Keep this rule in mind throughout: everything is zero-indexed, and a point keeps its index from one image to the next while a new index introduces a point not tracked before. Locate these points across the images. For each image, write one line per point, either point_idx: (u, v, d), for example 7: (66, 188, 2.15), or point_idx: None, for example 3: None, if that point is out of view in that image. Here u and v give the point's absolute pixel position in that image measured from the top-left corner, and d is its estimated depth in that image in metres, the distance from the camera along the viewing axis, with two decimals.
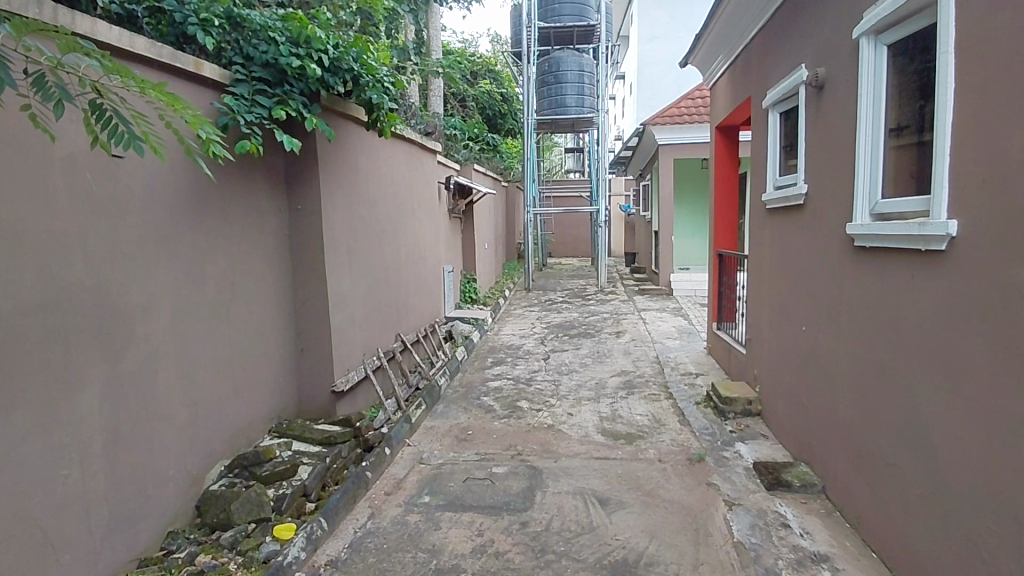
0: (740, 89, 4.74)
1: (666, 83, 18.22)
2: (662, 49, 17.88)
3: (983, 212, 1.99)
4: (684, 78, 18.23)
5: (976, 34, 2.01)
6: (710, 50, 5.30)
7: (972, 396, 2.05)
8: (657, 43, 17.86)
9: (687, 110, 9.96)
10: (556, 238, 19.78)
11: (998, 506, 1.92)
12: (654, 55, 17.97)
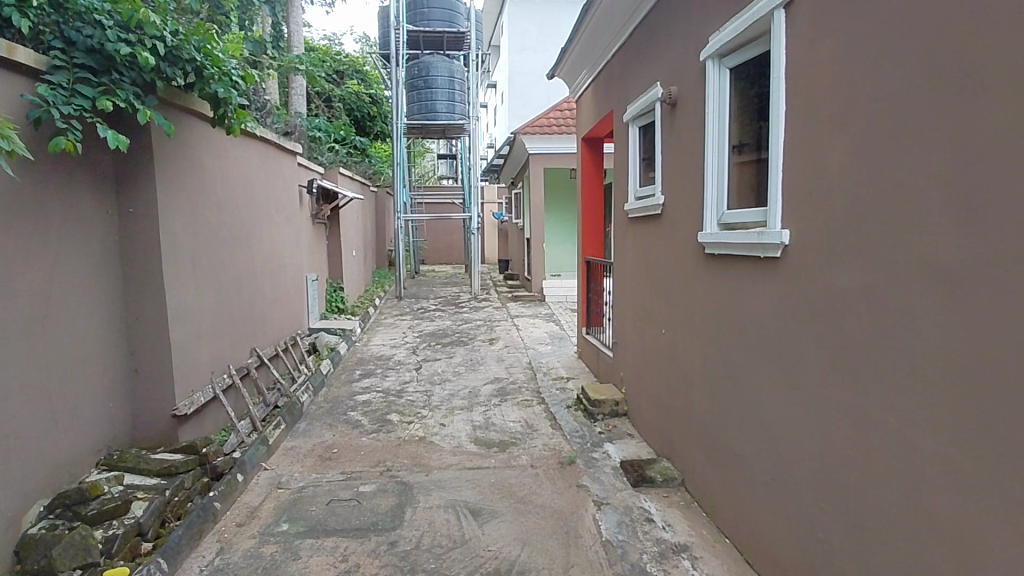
0: (603, 102, 4.97)
1: (536, 94, 18.84)
2: (531, 61, 18.46)
3: (810, 223, 2.22)
4: (553, 89, 18.96)
5: (802, 62, 2.24)
6: (573, 64, 5.51)
7: (806, 389, 2.27)
8: (526, 55, 18.39)
9: (554, 121, 10.44)
10: (428, 245, 19.68)
11: (832, 490, 2.13)
12: (524, 66, 18.49)
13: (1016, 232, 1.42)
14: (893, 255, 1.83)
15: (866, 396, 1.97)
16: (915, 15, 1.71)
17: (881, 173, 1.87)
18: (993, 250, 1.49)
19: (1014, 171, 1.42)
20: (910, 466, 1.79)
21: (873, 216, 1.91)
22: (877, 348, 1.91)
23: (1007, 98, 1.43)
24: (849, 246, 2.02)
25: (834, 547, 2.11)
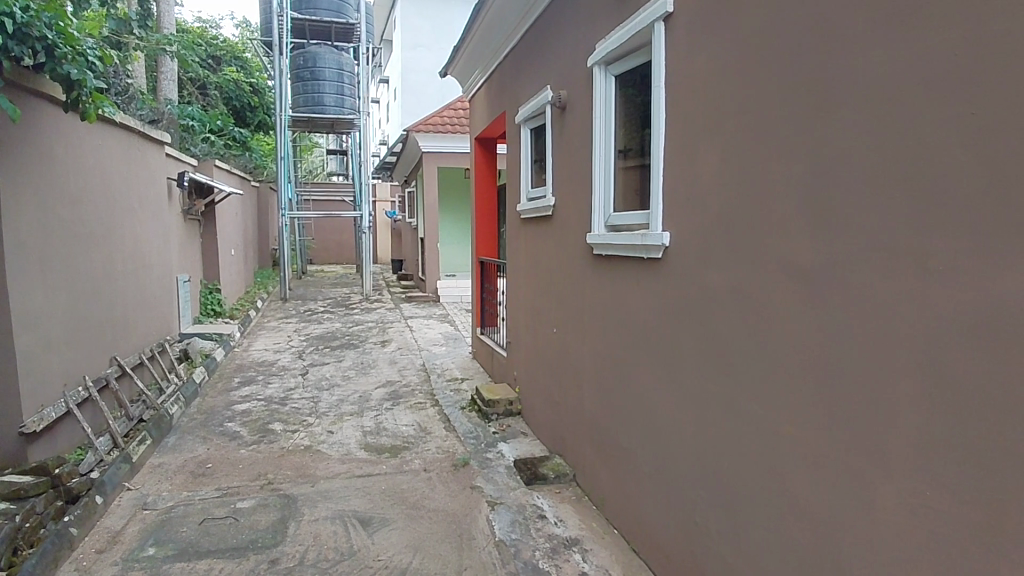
0: (495, 103, 5.00)
1: (430, 92, 18.69)
2: (425, 58, 18.28)
3: (688, 226, 2.35)
4: (447, 88, 18.90)
5: (680, 75, 2.37)
6: (466, 63, 5.50)
7: (685, 383, 2.40)
8: (419, 52, 18.18)
9: (448, 120, 10.36)
10: (316, 244, 18.92)
11: (709, 478, 2.27)
12: (418, 62, 18.27)
13: (869, 235, 1.57)
14: (762, 256, 1.97)
15: (738, 389, 2.11)
16: (783, 34, 1.84)
17: (751, 181, 2.01)
18: (850, 251, 1.63)
19: (868, 181, 1.57)
20: (778, 451, 1.93)
21: (743, 221, 2.05)
22: (747, 343, 2.05)
23: (862, 114, 1.58)
24: (721, 248, 2.16)
25: (711, 531, 2.25)
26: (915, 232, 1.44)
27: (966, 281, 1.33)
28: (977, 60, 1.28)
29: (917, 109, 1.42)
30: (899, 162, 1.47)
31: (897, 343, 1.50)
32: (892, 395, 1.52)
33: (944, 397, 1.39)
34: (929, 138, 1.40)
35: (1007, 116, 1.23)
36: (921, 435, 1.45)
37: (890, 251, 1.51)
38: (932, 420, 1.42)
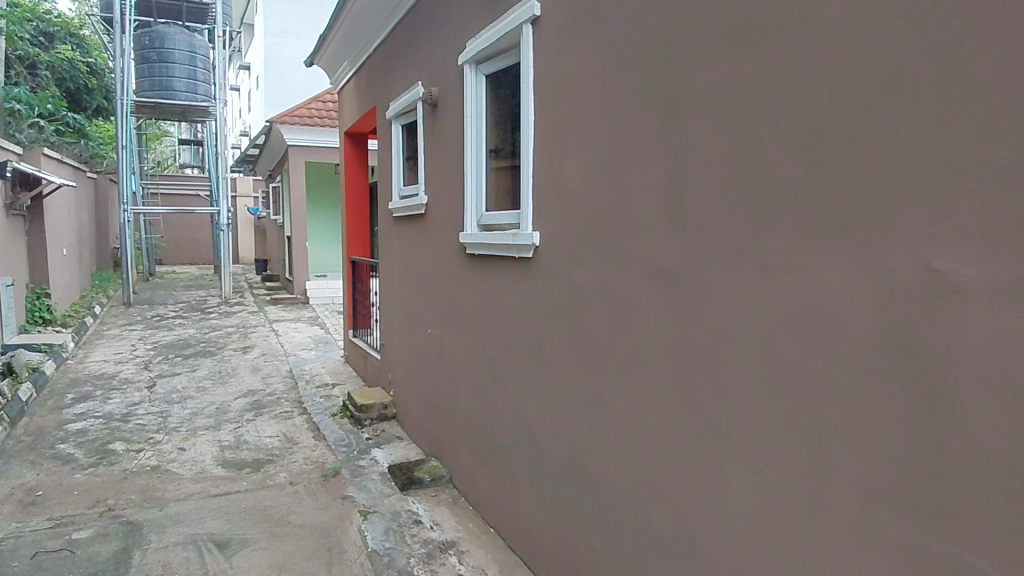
0: (365, 97, 4.83)
1: (296, 81, 17.80)
2: (289, 46, 17.38)
3: (557, 226, 2.40)
4: (315, 79, 18.11)
5: (548, 77, 2.42)
6: (334, 54, 5.27)
7: (557, 379, 2.46)
8: (284, 38, 17.24)
9: (317, 112, 9.77)
10: (167, 242, 17.33)
11: (581, 470, 2.34)
12: (282, 50, 17.34)
13: (723, 236, 1.71)
14: (626, 256, 2.06)
15: (607, 383, 2.19)
16: (644, 45, 1.95)
17: (617, 182, 2.09)
18: (706, 251, 1.76)
19: (722, 186, 1.71)
20: (644, 440, 2.04)
21: (609, 222, 2.13)
22: (615, 339, 2.13)
23: (716, 125, 1.71)
24: (589, 247, 2.23)
25: (583, 522, 2.33)
26: (762, 234, 1.60)
27: (805, 276, 1.49)
28: (811, 80, 1.45)
29: (763, 122, 1.57)
30: (749, 169, 1.62)
31: (747, 335, 1.65)
32: (745, 382, 1.67)
33: (787, 383, 1.55)
34: (773, 148, 1.55)
35: (834, 131, 1.40)
36: (767, 417, 1.61)
37: (741, 251, 1.65)
38: (778, 402, 1.58)
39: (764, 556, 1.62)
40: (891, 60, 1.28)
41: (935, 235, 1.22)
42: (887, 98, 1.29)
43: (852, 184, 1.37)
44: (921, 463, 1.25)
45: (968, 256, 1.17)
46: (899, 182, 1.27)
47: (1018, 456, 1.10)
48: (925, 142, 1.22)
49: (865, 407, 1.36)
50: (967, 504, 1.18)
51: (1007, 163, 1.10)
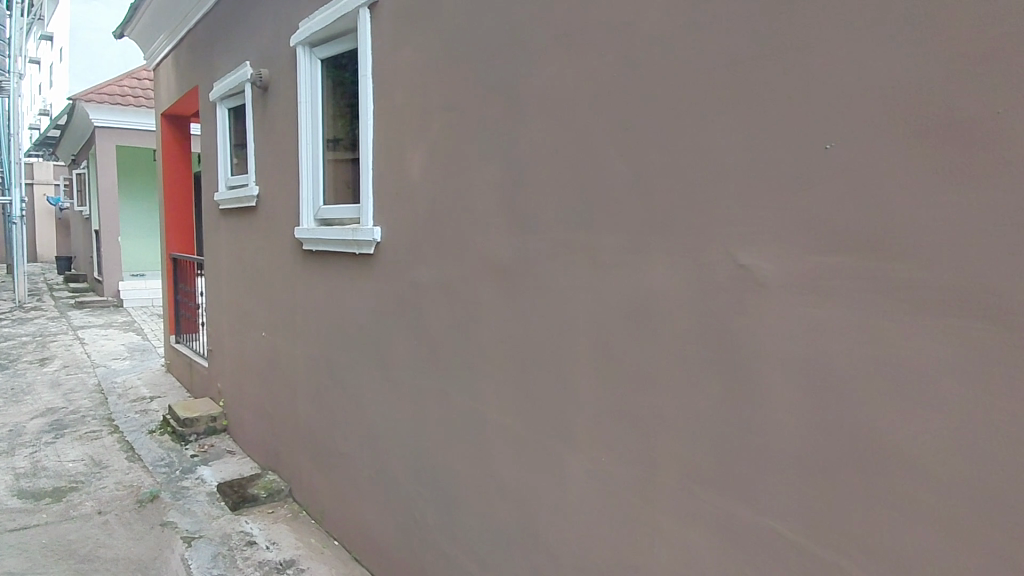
0: (184, 76, 4.39)
1: (108, 56, 15.87)
2: (98, 15, 15.44)
3: (399, 221, 2.34)
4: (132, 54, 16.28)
5: (387, 67, 2.34)
6: (147, 24, 4.72)
7: (398, 381, 2.41)
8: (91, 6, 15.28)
9: (131, 90, 8.89)
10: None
11: (428, 474, 2.31)
12: (90, 19, 15.35)
13: (568, 236, 1.85)
14: (470, 254, 2.11)
15: (454, 382, 2.19)
16: (488, 49, 2.01)
17: (464, 180, 2.10)
18: (551, 250, 1.89)
19: (567, 188, 1.84)
20: (489, 435, 2.09)
21: (456, 219, 2.13)
22: (462, 338, 2.14)
23: (561, 131, 1.84)
24: (434, 244, 2.20)
25: (429, 525, 2.30)
26: (603, 234, 1.76)
27: (642, 273, 1.67)
28: (647, 96, 1.63)
29: (605, 131, 1.73)
30: (592, 173, 1.77)
31: (591, 327, 1.81)
32: (590, 371, 1.81)
33: (627, 369, 1.72)
34: (614, 156, 1.71)
35: (666, 143, 1.59)
36: (611, 401, 1.77)
37: (585, 250, 1.81)
38: (620, 387, 1.74)
39: (609, 531, 1.77)
40: (711, 83, 1.49)
41: (749, 239, 1.45)
42: (708, 117, 1.50)
43: (682, 190, 1.57)
44: (738, 430, 1.49)
45: (771, 255, 1.41)
46: (719, 189, 1.49)
47: (811, 424, 1.36)
48: (738, 157, 1.45)
49: (694, 387, 1.57)
50: (773, 461, 1.42)
51: (797, 178, 1.35)
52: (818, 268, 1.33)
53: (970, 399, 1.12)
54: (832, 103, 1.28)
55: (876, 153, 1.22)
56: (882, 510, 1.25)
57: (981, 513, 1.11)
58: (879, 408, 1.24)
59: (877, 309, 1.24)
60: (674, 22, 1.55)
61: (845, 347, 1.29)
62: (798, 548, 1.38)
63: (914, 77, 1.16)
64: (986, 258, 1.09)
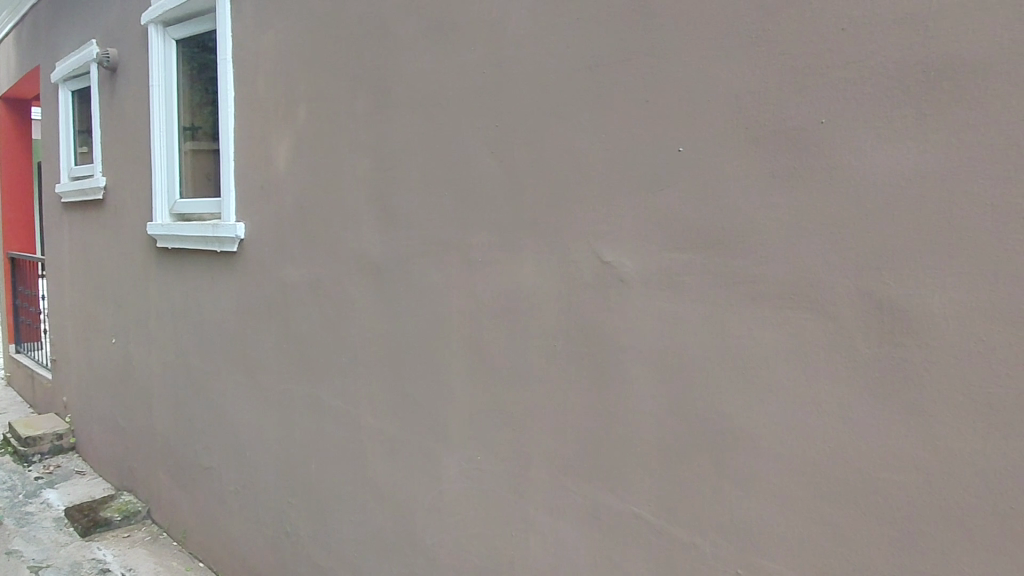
0: (28, 57, 4.22)
1: None
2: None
3: (260, 215, 2.39)
4: None
5: (245, 56, 2.43)
6: None
7: (262, 384, 2.46)
8: None
9: None
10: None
11: (294, 480, 2.38)
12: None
13: (434, 232, 1.89)
14: (340, 251, 2.12)
15: (317, 383, 2.25)
16: (357, 45, 2.03)
17: (323, 174, 2.16)
18: (417, 246, 1.93)
19: (432, 185, 1.89)
20: (367, 431, 2.11)
21: (313, 212, 2.19)
22: (324, 336, 2.20)
23: (428, 126, 1.89)
24: (295, 239, 2.26)
25: (314, 525, 2.32)
26: (469, 229, 1.82)
27: (508, 267, 1.76)
28: (512, 96, 1.73)
29: (471, 128, 1.81)
30: (457, 170, 1.84)
31: (459, 320, 1.86)
32: (459, 363, 1.87)
33: (495, 359, 1.81)
34: (480, 152, 1.79)
35: (532, 142, 1.70)
36: (482, 391, 1.84)
37: (450, 245, 1.86)
38: (489, 378, 1.82)
39: (486, 516, 1.86)
40: (575, 87, 1.63)
41: (608, 237, 1.61)
42: (572, 118, 1.64)
43: (547, 187, 1.69)
44: (605, 411, 1.64)
45: (632, 251, 1.58)
46: (584, 188, 1.64)
47: (666, 412, 1.55)
48: (581, 156, 1.63)
49: (562, 373, 1.70)
50: (639, 437, 1.59)
51: (655, 180, 1.53)
52: (675, 263, 1.52)
53: (799, 369, 1.37)
54: (682, 114, 1.49)
55: (722, 160, 1.44)
56: (731, 471, 1.47)
57: (807, 463, 1.37)
58: (727, 382, 1.46)
59: (727, 305, 1.45)
60: (539, 28, 1.68)
61: (698, 332, 1.50)
62: (661, 513, 1.57)
63: (747, 96, 1.40)
64: (806, 254, 1.35)
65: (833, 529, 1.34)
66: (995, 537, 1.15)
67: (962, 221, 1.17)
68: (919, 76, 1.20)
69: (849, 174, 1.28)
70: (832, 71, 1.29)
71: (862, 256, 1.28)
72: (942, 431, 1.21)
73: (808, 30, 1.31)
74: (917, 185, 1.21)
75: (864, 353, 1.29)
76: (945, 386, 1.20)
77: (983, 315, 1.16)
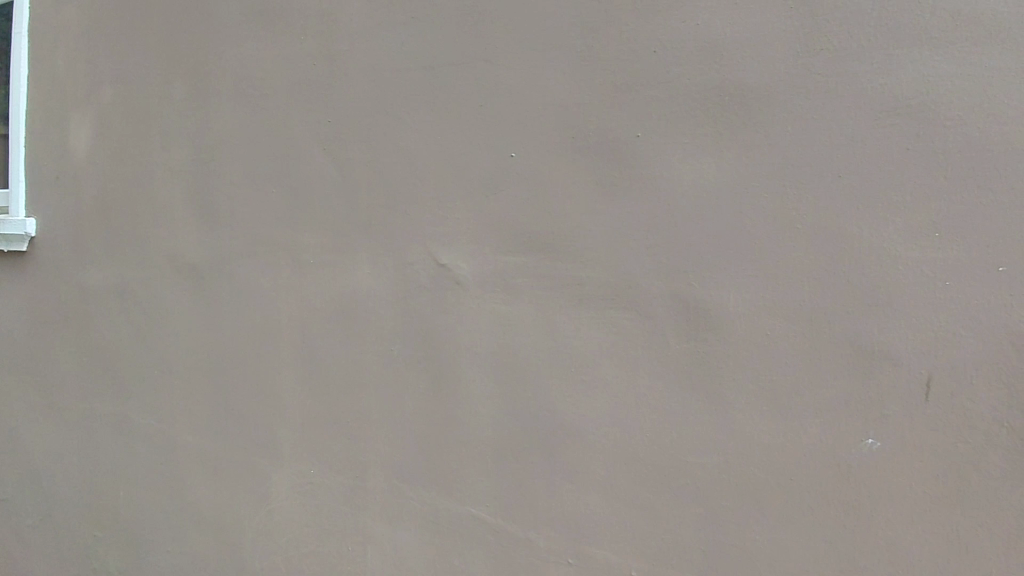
0: None
1: None
2: None
3: (57, 211, 2.12)
4: None
5: (42, 30, 2.16)
6: None
7: (60, 402, 2.17)
8: None
9: None
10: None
11: (100, 509, 2.13)
12: None
13: (262, 231, 1.79)
14: (153, 252, 1.94)
15: (127, 399, 2.03)
16: (179, 28, 1.89)
17: (134, 167, 1.97)
18: (243, 246, 1.81)
19: (261, 181, 1.79)
20: (188, 449, 1.93)
21: (122, 209, 1.99)
22: (136, 346, 1.99)
23: (257, 119, 1.79)
24: (101, 238, 2.03)
25: (125, 558, 2.09)
26: (300, 229, 1.74)
27: (342, 269, 1.71)
28: (347, 92, 1.69)
29: (304, 123, 1.74)
30: (288, 166, 1.75)
31: (291, 325, 1.77)
32: (291, 370, 1.78)
33: (329, 365, 1.73)
34: (313, 149, 1.73)
35: (367, 141, 1.67)
36: (315, 399, 1.76)
37: (280, 247, 1.77)
38: (323, 385, 1.74)
39: (321, 531, 1.78)
40: (409, 88, 1.63)
41: (441, 240, 1.62)
42: (406, 118, 1.64)
43: (382, 187, 1.66)
44: (441, 414, 1.63)
45: (466, 253, 1.59)
46: (418, 189, 1.63)
47: (500, 412, 1.58)
48: (412, 158, 1.63)
49: (398, 377, 1.67)
50: (474, 438, 1.61)
51: (488, 183, 1.57)
52: (507, 265, 1.56)
53: (620, 365, 1.48)
54: (513, 120, 1.54)
55: (549, 167, 1.51)
56: (560, 465, 1.54)
57: (627, 452, 1.48)
58: (557, 379, 1.53)
59: (554, 306, 1.52)
60: (375, 25, 1.66)
61: (530, 332, 1.55)
62: (495, 512, 1.60)
63: (570, 107, 1.50)
64: (624, 257, 1.46)
65: (648, 509, 1.47)
66: (776, 497, 1.39)
67: (750, 230, 1.38)
68: (715, 99, 1.39)
69: (660, 185, 1.43)
70: (644, 89, 1.44)
71: (671, 260, 1.43)
72: (733, 414, 1.40)
73: (625, 51, 1.45)
74: (716, 197, 1.40)
75: (672, 348, 1.44)
76: (739, 375, 1.39)
77: (767, 312, 1.37)
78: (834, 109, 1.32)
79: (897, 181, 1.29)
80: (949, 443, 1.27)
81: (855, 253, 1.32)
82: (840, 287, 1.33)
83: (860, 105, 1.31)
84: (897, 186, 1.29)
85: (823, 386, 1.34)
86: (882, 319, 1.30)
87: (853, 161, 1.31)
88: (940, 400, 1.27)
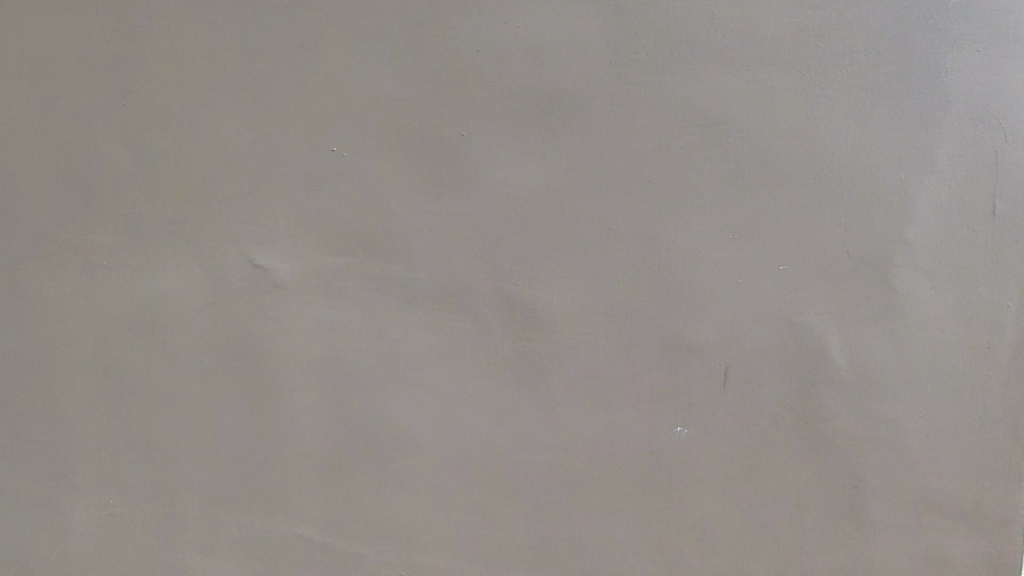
0: None
1: None
2: None
3: None
4: None
5: None
6: None
7: None
8: None
9: None
10: None
11: None
12: None
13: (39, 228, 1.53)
14: None
15: None
16: None
17: None
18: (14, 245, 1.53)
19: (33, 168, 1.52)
20: None
21: None
22: None
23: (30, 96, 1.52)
24: None
25: None
26: (88, 226, 1.51)
27: (140, 272, 1.51)
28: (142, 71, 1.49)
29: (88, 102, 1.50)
30: (69, 152, 1.51)
31: (80, 337, 1.53)
32: (80, 388, 1.54)
33: (129, 380, 1.53)
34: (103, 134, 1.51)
35: (168, 127, 1.49)
36: (111, 419, 1.54)
37: (62, 246, 1.52)
38: (121, 402, 1.54)
39: (123, 567, 1.58)
40: (216, 71, 1.48)
41: (257, 239, 1.49)
42: (213, 104, 1.48)
43: (189, 179, 1.50)
44: (261, 427, 1.51)
45: (285, 253, 1.48)
46: (229, 183, 1.49)
47: (326, 422, 1.49)
48: (221, 148, 1.48)
49: (211, 391, 1.51)
50: (299, 451, 1.50)
51: (308, 178, 1.47)
52: (331, 266, 1.47)
53: (449, 367, 1.45)
54: (334, 113, 1.46)
55: (373, 164, 1.45)
56: (392, 473, 1.48)
57: (459, 455, 1.47)
58: (386, 385, 1.47)
59: (382, 309, 1.46)
60: None
61: (356, 337, 1.47)
62: (325, 527, 1.51)
63: (394, 102, 1.44)
64: (453, 258, 1.44)
65: (480, 510, 1.47)
66: (597, 485, 1.44)
67: (572, 231, 1.42)
68: (536, 102, 1.42)
69: (486, 184, 1.43)
70: (469, 88, 1.43)
71: (498, 260, 1.43)
72: (559, 409, 1.44)
73: (449, 48, 1.43)
74: (540, 197, 1.42)
75: (500, 348, 1.44)
76: (563, 372, 1.43)
77: (587, 309, 1.42)
78: (643, 117, 1.41)
79: (698, 186, 1.41)
80: (742, 424, 1.42)
81: (665, 253, 1.41)
82: (650, 283, 1.41)
83: (666, 115, 1.40)
84: (697, 190, 1.41)
85: (638, 376, 1.42)
86: (687, 312, 1.41)
87: (659, 167, 1.41)
88: (736, 387, 1.41)
